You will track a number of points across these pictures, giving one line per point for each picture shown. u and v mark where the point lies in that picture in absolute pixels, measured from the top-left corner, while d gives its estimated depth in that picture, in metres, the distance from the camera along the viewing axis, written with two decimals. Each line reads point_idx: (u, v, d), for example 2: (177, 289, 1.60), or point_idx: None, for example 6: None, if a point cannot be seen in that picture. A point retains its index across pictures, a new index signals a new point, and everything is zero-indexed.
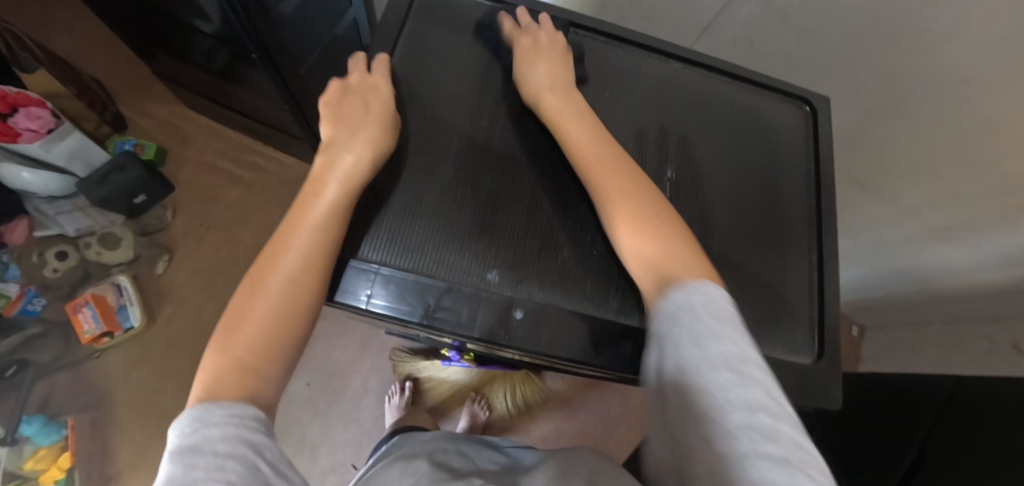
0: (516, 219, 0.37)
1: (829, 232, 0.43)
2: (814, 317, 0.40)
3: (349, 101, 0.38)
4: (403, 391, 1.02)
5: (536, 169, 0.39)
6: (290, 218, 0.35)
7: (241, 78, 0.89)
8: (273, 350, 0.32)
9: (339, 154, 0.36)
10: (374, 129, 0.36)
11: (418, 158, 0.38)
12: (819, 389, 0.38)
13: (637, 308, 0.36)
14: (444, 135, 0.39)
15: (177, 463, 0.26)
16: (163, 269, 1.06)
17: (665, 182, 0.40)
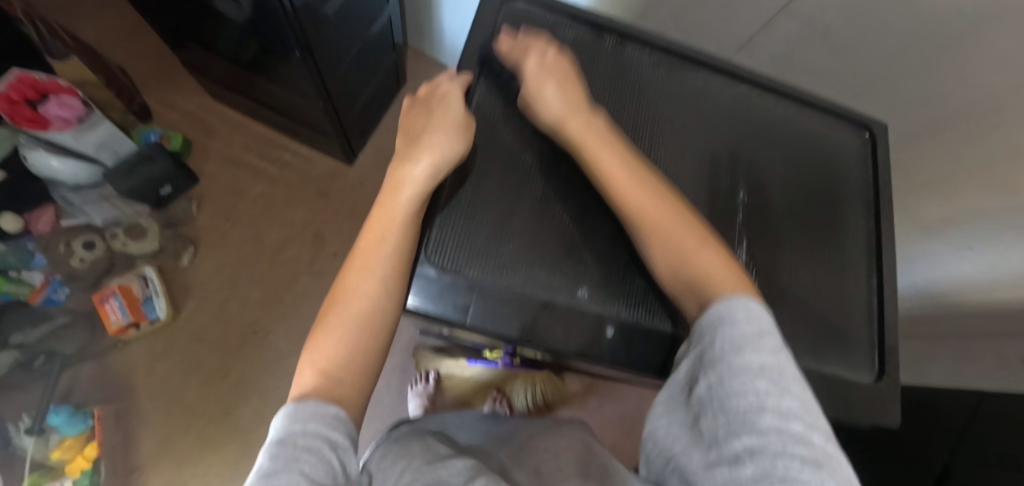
0: (598, 240, 0.40)
1: (888, 258, 0.44)
2: (874, 338, 0.42)
3: (419, 115, 0.40)
4: (426, 382, 1.03)
5: None
6: (369, 227, 0.37)
7: (274, 72, 0.88)
8: (365, 354, 0.35)
9: (412, 162, 0.38)
10: (445, 135, 0.38)
11: (504, 179, 0.40)
12: (878, 409, 0.40)
13: None
14: (524, 159, 0.41)
15: (266, 451, 0.28)
16: (188, 261, 1.06)
17: (737, 206, 0.42)
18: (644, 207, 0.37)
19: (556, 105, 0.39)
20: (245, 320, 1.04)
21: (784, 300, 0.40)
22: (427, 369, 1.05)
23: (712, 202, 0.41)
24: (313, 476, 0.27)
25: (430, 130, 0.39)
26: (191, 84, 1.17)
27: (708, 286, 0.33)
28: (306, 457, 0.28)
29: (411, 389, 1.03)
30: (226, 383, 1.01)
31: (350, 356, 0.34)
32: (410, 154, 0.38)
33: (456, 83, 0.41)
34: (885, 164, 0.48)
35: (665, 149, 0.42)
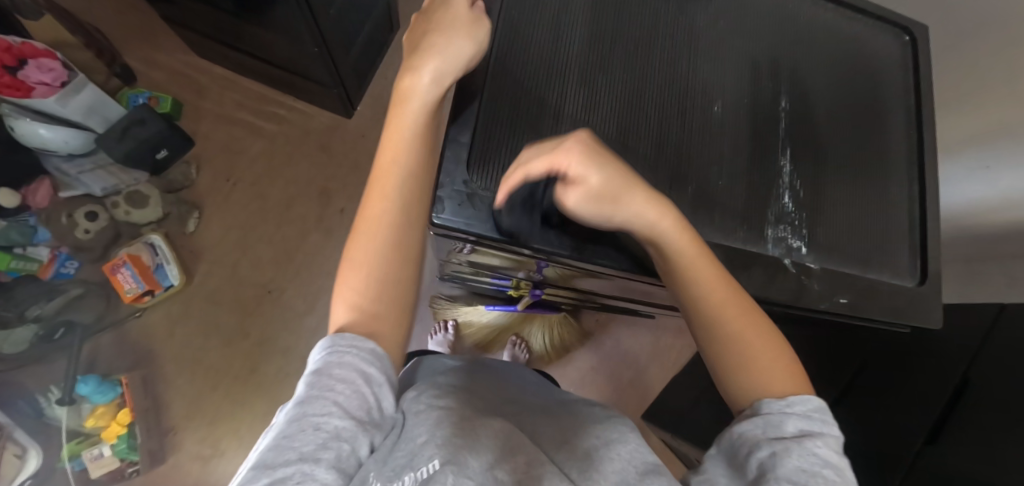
0: (647, 151, 0.39)
1: (930, 162, 0.43)
2: (917, 244, 0.42)
3: (419, 26, 0.39)
4: (445, 331, 1.05)
5: (655, 105, 0.40)
6: (382, 150, 0.38)
7: (263, 18, 0.83)
8: (391, 276, 0.35)
9: (414, 72, 0.36)
10: (448, 36, 0.36)
11: (531, 100, 0.39)
12: (923, 310, 0.40)
13: (760, 232, 0.38)
14: (560, 73, 0.40)
15: (303, 380, 0.30)
16: (194, 227, 1.04)
17: (780, 113, 0.41)
18: (711, 294, 0.36)
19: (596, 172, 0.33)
20: (260, 281, 1.04)
21: (831, 205, 0.40)
22: (445, 318, 1.06)
23: (755, 109, 0.41)
24: (346, 406, 0.28)
25: (434, 34, 0.37)
26: (174, 40, 1.11)
27: (755, 378, 0.34)
28: (338, 387, 0.29)
29: (432, 338, 1.05)
30: (247, 343, 1.02)
31: (378, 284, 0.35)
32: (416, 62, 0.36)
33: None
34: (924, 67, 0.47)
35: (704, 57, 0.42)
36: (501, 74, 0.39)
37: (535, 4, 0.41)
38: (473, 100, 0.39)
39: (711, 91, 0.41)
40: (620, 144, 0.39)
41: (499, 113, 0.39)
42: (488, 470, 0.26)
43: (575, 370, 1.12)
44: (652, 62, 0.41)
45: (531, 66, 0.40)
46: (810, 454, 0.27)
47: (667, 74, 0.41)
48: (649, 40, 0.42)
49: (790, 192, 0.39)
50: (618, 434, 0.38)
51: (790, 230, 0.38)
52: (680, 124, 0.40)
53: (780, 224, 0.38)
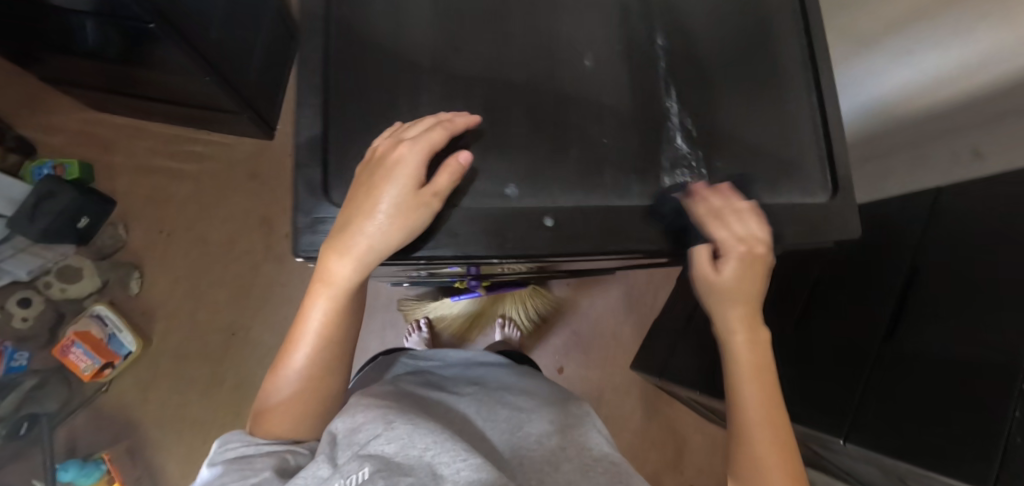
0: (519, 122, 0.36)
1: (824, 68, 0.42)
2: (824, 155, 0.40)
3: (366, 169, 0.32)
4: (420, 329, 1.04)
5: (519, 70, 0.37)
6: (310, 301, 0.42)
7: (148, 57, 0.77)
8: (304, 408, 0.43)
9: (338, 254, 0.31)
10: (383, 225, 0.31)
11: (380, 89, 0.35)
12: (837, 223, 0.39)
13: (654, 184, 0.36)
14: (407, 49, 0.36)
15: (208, 469, 0.35)
16: (138, 287, 1.00)
17: (657, 50, 0.39)
18: (751, 395, 0.37)
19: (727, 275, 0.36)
20: (221, 326, 1.01)
21: (728, 137, 0.38)
22: (417, 317, 1.05)
23: (628, 54, 0.39)
24: (270, 463, 0.35)
25: (366, 209, 0.31)
26: (64, 99, 1.04)
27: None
28: (259, 460, 0.35)
29: (409, 340, 1.04)
30: (225, 389, 0.99)
31: (289, 417, 0.42)
32: (340, 236, 0.31)
33: (422, 135, 0.31)
34: None
35: (563, 9, 0.39)
36: (344, 75, 0.34)
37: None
38: (316, 109, 0.33)
39: (580, 45, 0.39)
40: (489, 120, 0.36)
41: (354, 119, 0.34)
42: (429, 466, 0.32)
43: (558, 338, 1.13)
44: (508, 22, 0.38)
45: (378, 49, 0.35)
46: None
47: (527, 32, 0.38)
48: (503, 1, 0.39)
49: (679, 131, 0.37)
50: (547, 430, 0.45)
51: (688, 174, 0.37)
52: (553, 91, 0.37)
53: (677, 169, 0.37)
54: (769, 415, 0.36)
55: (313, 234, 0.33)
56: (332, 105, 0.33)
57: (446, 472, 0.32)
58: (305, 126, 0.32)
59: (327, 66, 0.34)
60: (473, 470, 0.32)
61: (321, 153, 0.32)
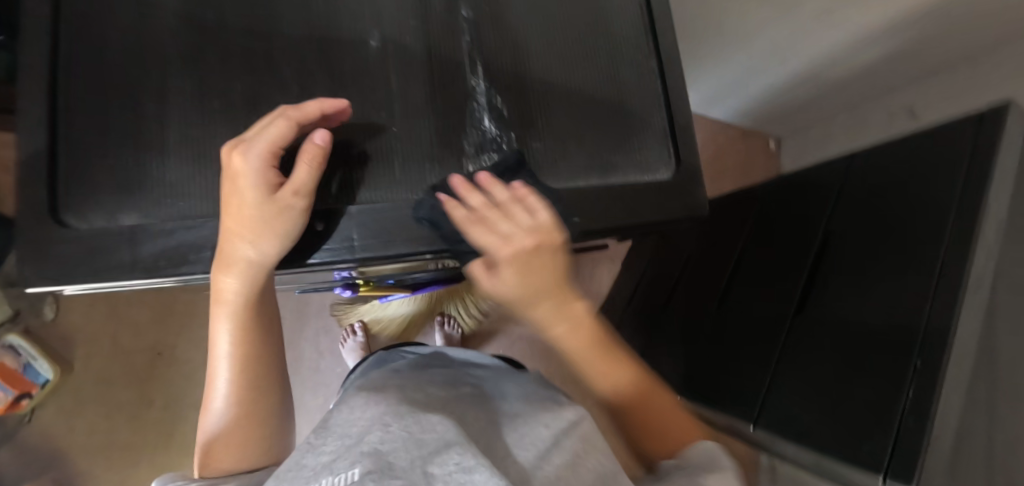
0: (290, 106, 0.32)
1: (664, 34, 0.40)
2: (666, 129, 0.38)
3: (232, 176, 0.28)
4: (355, 334, 1.01)
5: (293, 51, 0.33)
6: (213, 324, 0.37)
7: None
8: (250, 431, 0.36)
9: (224, 266, 0.29)
10: (254, 237, 0.28)
11: (127, 79, 0.31)
12: (683, 198, 0.37)
13: (455, 172, 0.34)
14: (159, 34, 0.32)
15: None
16: (54, 312, 0.96)
17: (461, 23, 0.36)
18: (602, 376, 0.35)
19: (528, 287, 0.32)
20: (147, 345, 0.98)
21: (545, 115, 0.36)
22: (351, 322, 1.02)
23: (427, 32, 0.36)
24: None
25: (232, 224, 0.28)
26: None
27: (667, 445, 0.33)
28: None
29: (344, 346, 1.00)
30: (155, 410, 0.96)
31: (233, 445, 0.35)
32: (219, 253, 0.29)
33: (261, 136, 0.28)
34: None
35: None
36: (73, 80, 0.30)
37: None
38: (39, 120, 0.29)
39: (366, 23, 0.35)
40: (254, 108, 0.32)
41: (89, 128, 0.30)
42: (421, 466, 0.25)
43: (503, 333, 1.11)
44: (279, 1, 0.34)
45: (127, 37, 0.32)
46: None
47: (307, 7, 0.34)
48: None
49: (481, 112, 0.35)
50: (566, 414, 0.35)
51: (494, 159, 0.35)
52: (333, 74, 0.33)
53: (483, 155, 0.35)
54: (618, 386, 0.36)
55: (131, 247, 0.29)
56: (64, 117, 0.30)
57: (438, 473, 0.24)
58: (24, 143, 0.29)
59: (60, 62, 0.30)
60: (470, 473, 0.24)
61: (46, 171, 0.29)
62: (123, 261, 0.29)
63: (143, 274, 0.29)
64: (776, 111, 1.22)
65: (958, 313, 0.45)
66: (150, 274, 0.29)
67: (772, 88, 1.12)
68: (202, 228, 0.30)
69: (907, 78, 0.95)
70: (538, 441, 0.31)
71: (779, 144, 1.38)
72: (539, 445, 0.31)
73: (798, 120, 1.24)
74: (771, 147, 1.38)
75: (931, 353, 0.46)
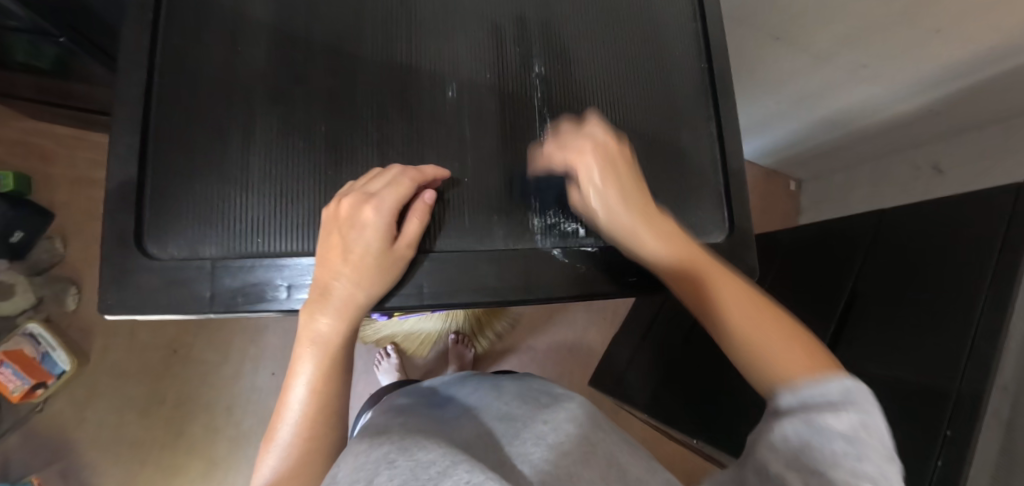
0: (369, 149, 0.34)
1: (724, 98, 0.42)
2: (722, 192, 0.40)
3: (349, 223, 0.30)
4: (388, 356, 1.01)
5: (373, 95, 0.35)
6: (294, 364, 0.34)
7: (80, 71, 0.77)
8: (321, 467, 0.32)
9: (324, 302, 0.30)
10: (361, 281, 0.30)
11: (218, 113, 0.33)
12: (734, 258, 0.39)
13: (520, 225, 0.36)
14: (251, 71, 0.34)
15: None
16: (75, 303, 0.97)
17: (534, 78, 0.38)
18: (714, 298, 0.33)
19: (608, 195, 0.33)
20: (163, 342, 0.98)
21: None
22: (385, 345, 1.03)
23: (502, 85, 0.38)
24: None
25: (344, 269, 0.30)
26: None
27: (774, 373, 0.29)
28: None
29: (380, 369, 1.01)
30: (165, 407, 0.96)
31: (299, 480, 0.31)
32: (319, 294, 0.30)
33: (389, 194, 0.30)
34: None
35: (431, 35, 0.37)
36: (164, 114, 0.32)
37: (201, 19, 0.34)
38: (131, 152, 0.31)
39: (444, 74, 0.37)
40: (336, 148, 0.33)
41: (177, 159, 0.32)
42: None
43: (515, 356, 1.11)
44: (362, 47, 0.36)
45: (219, 71, 0.33)
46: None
47: (387, 53, 0.36)
48: (363, 22, 0.36)
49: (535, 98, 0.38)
50: (564, 412, 0.39)
51: (560, 214, 0.37)
52: (409, 122, 0.35)
53: (548, 210, 0.36)
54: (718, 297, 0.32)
55: (212, 281, 0.31)
56: (152, 150, 0.32)
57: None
58: (117, 173, 0.31)
59: (155, 94, 0.32)
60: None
61: (136, 204, 0.31)
62: (204, 294, 0.31)
63: (223, 307, 0.31)
64: (799, 155, 1.23)
65: (990, 379, 0.46)
66: (233, 307, 0.31)
67: (798, 132, 1.13)
68: (277, 267, 0.31)
69: (934, 133, 0.96)
70: (541, 444, 0.34)
71: (799, 186, 1.39)
72: (541, 448, 0.34)
73: (823, 165, 1.25)
74: (791, 188, 1.39)
75: (964, 425, 0.46)
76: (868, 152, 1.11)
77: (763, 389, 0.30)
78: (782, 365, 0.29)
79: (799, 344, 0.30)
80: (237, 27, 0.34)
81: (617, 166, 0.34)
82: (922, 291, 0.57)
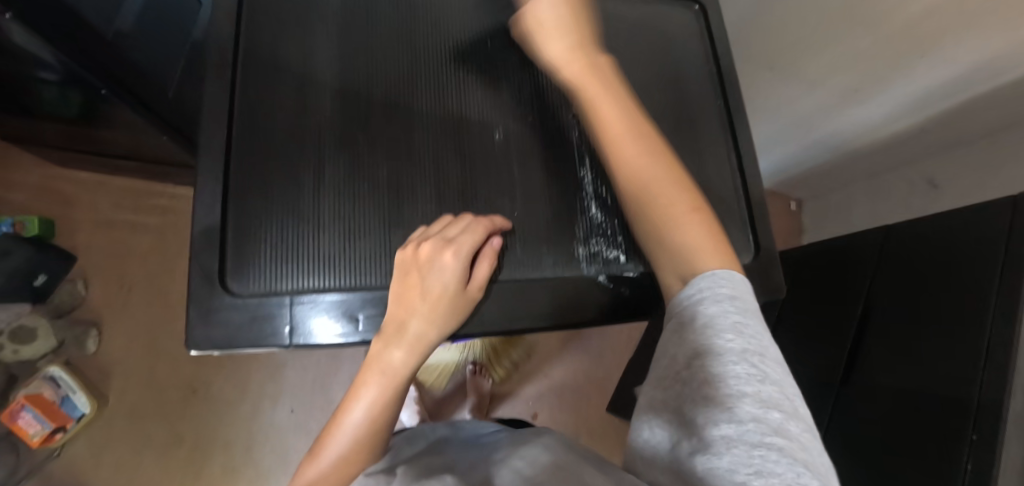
0: (426, 188, 0.37)
1: (741, 130, 0.46)
2: (747, 217, 0.43)
3: (428, 267, 0.33)
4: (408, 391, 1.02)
5: (426, 139, 0.38)
6: (355, 387, 0.36)
7: (109, 120, 0.80)
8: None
9: (398, 335, 0.33)
10: (435, 320, 0.33)
11: (289, 159, 0.36)
12: (765, 279, 0.41)
13: (568, 253, 0.38)
14: (316, 120, 0.37)
15: None
16: (95, 345, 0.97)
17: (570, 118, 0.42)
18: (642, 167, 0.37)
19: (562, 56, 0.39)
20: (183, 382, 0.99)
21: None
22: None
23: (541, 125, 0.41)
24: None
25: (421, 307, 0.33)
26: (28, 157, 1.03)
27: (682, 247, 0.34)
28: None
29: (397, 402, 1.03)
30: (184, 448, 0.96)
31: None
32: (396, 329, 0.33)
33: (466, 239, 0.33)
34: (719, 38, 0.49)
35: (475, 84, 0.41)
36: (241, 162, 0.35)
37: (271, 75, 0.38)
38: (214, 198, 0.34)
39: (489, 118, 0.40)
40: (395, 187, 0.37)
41: (253, 202, 0.34)
42: None
43: (532, 383, 1.12)
44: (415, 96, 0.39)
45: (289, 121, 0.37)
46: (765, 423, 0.25)
47: (436, 102, 0.40)
48: (413, 75, 0.40)
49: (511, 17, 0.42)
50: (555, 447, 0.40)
51: (603, 243, 0.39)
52: (458, 162, 0.38)
53: (592, 239, 0.39)
54: (647, 161, 0.37)
55: (291, 315, 0.33)
56: (231, 195, 0.34)
57: None
58: (202, 217, 0.33)
59: (232, 143, 0.35)
60: None
61: (218, 245, 0.33)
62: (282, 330, 0.33)
63: (300, 341, 0.33)
64: (799, 176, 1.28)
65: (1008, 384, 0.47)
66: (310, 341, 0.33)
67: (796, 155, 1.18)
68: (351, 300, 0.34)
69: (925, 151, 1.00)
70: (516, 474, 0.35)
71: (799, 206, 1.44)
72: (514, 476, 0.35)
73: (820, 185, 1.30)
74: (792, 208, 1.44)
75: (988, 428, 0.47)
76: (867, 171, 1.16)
77: (667, 264, 0.35)
78: (690, 247, 0.33)
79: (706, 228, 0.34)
80: (304, 82, 0.38)
81: (586, 41, 0.39)
82: (937, 301, 0.58)
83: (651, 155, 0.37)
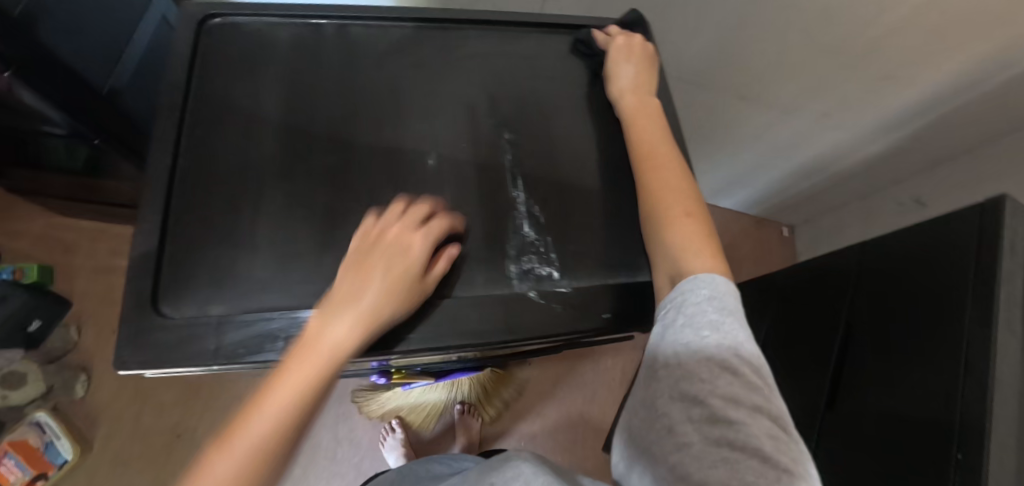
0: (360, 213, 0.39)
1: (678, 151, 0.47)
2: None
3: (393, 245, 0.35)
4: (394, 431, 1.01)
5: (362, 169, 0.40)
6: (280, 365, 0.31)
7: (112, 171, 0.85)
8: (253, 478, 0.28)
9: (343, 315, 0.33)
10: (390, 295, 0.34)
11: (229, 190, 0.38)
12: None
13: (500, 273, 0.39)
14: (258, 154, 0.39)
15: None
16: (84, 390, 0.98)
17: (503, 143, 0.44)
18: (659, 179, 0.40)
19: (625, 84, 0.45)
20: (167, 427, 0.98)
21: (570, 223, 0.42)
22: (389, 418, 1.03)
23: (477, 152, 0.43)
24: None
25: (379, 279, 0.34)
26: (30, 208, 1.07)
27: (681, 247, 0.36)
28: None
29: (384, 445, 1.00)
30: None
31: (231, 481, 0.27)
32: (351, 295, 0.33)
33: (430, 226, 0.36)
34: None
35: (415, 117, 0.44)
36: (183, 193, 0.37)
37: (219, 114, 0.40)
38: (154, 229, 0.35)
39: (425, 147, 0.42)
40: (330, 213, 0.38)
41: (193, 230, 0.36)
42: None
43: (524, 423, 1.09)
44: (355, 129, 0.42)
45: (233, 156, 0.39)
46: (739, 421, 0.29)
47: (374, 133, 0.42)
48: (353, 110, 0.42)
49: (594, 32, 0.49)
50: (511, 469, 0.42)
51: (534, 260, 0.40)
52: (392, 189, 0.40)
53: (524, 257, 0.40)
54: (670, 173, 0.40)
55: (217, 335, 0.33)
56: (172, 223, 0.36)
57: None
58: (140, 245, 0.35)
59: (175, 174, 0.37)
60: None
61: (154, 270, 0.34)
62: (208, 349, 0.33)
63: (224, 359, 0.33)
64: (786, 201, 1.28)
65: (989, 405, 0.45)
66: (233, 359, 0.33)
67: (780, 181, 1.19)
68: (278, 320, 0.34)
69: (909, 170, 1.01)
70: None
71: (792, 231, 1.43)
72: None
73: (810, 209, 1.30)
74: (785, 234, 1.43)
75: (975, 451, 0.44)
76: (854, 194, 1.16)
77: (661, 258, 0.37)
78: (689, 249, 0.36)
79: (703, 237, 0.37)
80: (250, 120, 0.40)
81: (654, 74, 0.47)
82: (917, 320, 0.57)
83: (674, 170, 0.40)
